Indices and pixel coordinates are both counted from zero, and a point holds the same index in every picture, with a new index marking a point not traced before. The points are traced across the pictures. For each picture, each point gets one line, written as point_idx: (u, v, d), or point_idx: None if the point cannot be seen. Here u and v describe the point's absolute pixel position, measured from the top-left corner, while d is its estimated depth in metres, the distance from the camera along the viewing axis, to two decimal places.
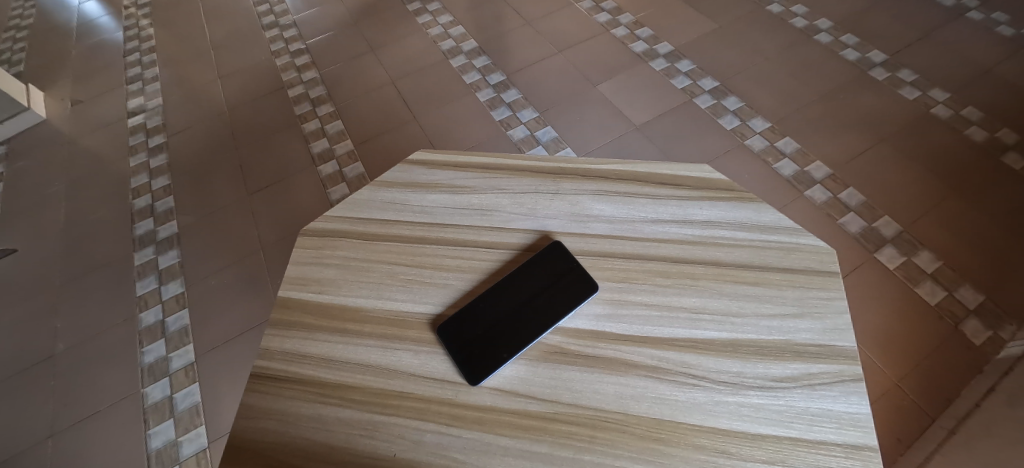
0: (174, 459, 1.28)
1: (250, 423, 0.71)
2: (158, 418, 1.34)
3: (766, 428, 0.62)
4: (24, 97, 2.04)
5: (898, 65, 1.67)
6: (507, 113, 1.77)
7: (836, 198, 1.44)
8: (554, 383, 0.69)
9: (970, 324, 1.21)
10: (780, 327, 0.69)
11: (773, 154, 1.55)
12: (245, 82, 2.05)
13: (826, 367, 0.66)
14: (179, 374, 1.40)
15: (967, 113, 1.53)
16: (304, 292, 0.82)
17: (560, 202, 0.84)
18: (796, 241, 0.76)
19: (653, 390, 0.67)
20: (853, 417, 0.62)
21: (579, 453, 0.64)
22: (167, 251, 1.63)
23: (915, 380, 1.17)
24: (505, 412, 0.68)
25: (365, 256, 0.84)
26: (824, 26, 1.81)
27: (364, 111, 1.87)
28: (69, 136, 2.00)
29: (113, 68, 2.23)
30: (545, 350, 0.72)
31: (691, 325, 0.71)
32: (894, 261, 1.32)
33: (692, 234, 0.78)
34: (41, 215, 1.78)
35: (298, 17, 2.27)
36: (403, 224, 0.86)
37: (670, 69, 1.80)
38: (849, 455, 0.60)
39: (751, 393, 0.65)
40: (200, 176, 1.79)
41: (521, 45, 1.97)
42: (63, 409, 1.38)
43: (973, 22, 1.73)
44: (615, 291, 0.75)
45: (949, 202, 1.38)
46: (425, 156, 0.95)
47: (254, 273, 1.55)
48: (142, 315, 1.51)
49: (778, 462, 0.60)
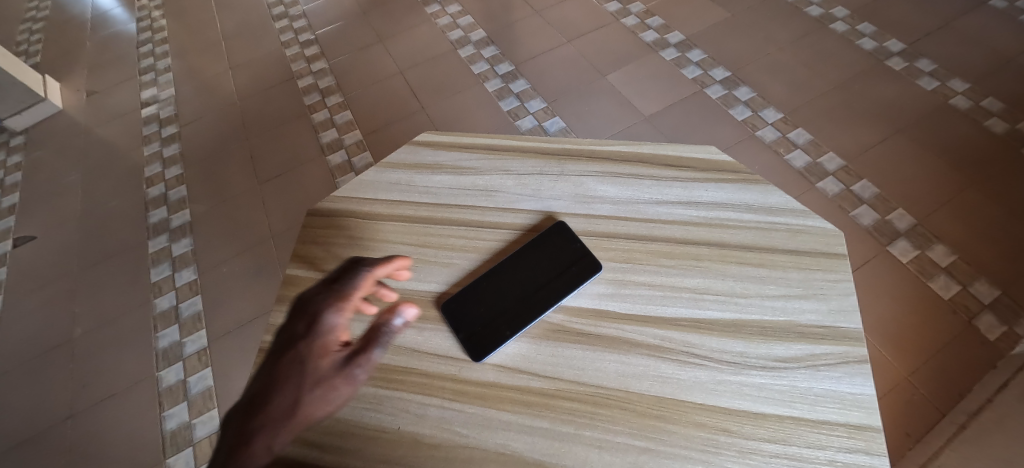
0: (188, 441, 1.30)
1: None
2: (172, 402, 1.36)
3: (768, 407, 0.62)
4: (41, 88, 2.06)
5: (916, 55, 1.64)
6: (516, 103, 1.77)
7: (849, 189, 1.42)
8: (555, 360, 0.69)
9: (985, 318, 1.19)
10: (784, 308, 0.69)
11: (785, 144, 1.54)
12: (257, 71, 2.06)
13: (830, 348, 0.65)
14: (192, 359, 1.42)
15: (987, 103, 1.51)
16: (310, 272, 0.83)
17: (565, 184, 0.84)
18: (803, 222, 0.75)
19: (655, 369, 0.67)
20: (857, 398, 0.62)
21: (580, 429, 0.64)
22: (181, 239, 1.66)
23: (926, 374, 1.16)
24: (507, 388, 0.68)
25: (370, 236, 0.85)
26: (839, 15, 1.79)
27: (374, 100, 1.88)
28: (85, 126, 2.03)
29: (126, 59, 2.26)
30: (547, 328, 0.72)
31: (695, 305, 0.71)
32: (907, 255, 1.30)
33: (696, 215, 0.78)
34: (58, 203, 1.82)
35: (308, 7, 2.28)
36: (408, 204, 0.87)
37: (682, 59, 1.79)
38: (851, 435, 0.60)
39: (753, 373, 0.65)
40: (213, 166, 1.81)
41: (530, 34, 1.96)
42: (82, 391, 1.41)
43: (995, 11, 1.69)
44: (618, 271, 0.75)
45: (967, 195, 1.36)
46: (430, 137, 0.95)
47: (265, 260, 1.57)
48: (157, 300, 1.54)
49: (778, 440, 0.60)
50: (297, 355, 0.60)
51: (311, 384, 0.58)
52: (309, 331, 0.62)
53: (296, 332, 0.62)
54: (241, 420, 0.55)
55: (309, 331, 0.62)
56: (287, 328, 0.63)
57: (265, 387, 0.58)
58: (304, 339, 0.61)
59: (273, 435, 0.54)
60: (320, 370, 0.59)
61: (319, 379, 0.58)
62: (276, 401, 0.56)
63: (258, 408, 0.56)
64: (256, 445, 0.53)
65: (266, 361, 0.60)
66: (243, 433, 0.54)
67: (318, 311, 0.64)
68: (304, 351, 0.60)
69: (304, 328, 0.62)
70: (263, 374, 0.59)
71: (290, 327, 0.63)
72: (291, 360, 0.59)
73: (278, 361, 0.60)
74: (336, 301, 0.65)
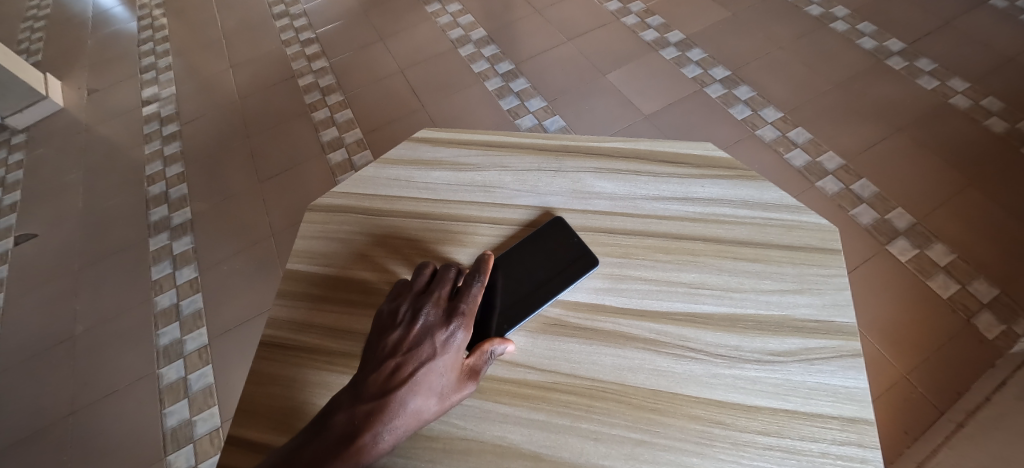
0: (189, 437, 1.31)
1: (257, 388, 0.73)
2: (173, 398, 1.37)
3: (762, 400, 0.63)
4: (42, 86, 2.07)
5: (915, 55, 1.65)
6: (516, 102, 1.78)
7: (848, 189, 1.43)
8: (552, 353, 0.70)
9: (983, 317, 1.20)
10: (779, 302, 0.69)
11: (785, 143, 1.54)
12: (258, 70, 2.07)
13: (824, 342, 0.66)
14: (193, 356, 1.43)
15: (986, 103, 1.51)
16: (311, 266, 0.84)
17: (563, 179, 0.85)
18: (798, 219, 0.76)
19: (650, 363, 0.67)
20: (850, 392, 0.62)
21: (576, 421, 0.65)
22: (181, 238, 1.66)
23: (923, 373, 1.16)
24: (505, 381, 0.69)
25: (369, 231, 0.85)
26: (839, 15, 1.79)
27: (374, 99, 1.89)
28: (86, 125, 2.04)
29: (127, 57, 2.26)
30: (543, 322, 0.73)
31: (690, 299, 0.71)
32: (905, 254, 1.31)
33: (693, 210, 0.79)
34: (60, 201, 1.83)
35: (309, 6, 2.29)
36: (407, 199, 0.88)
37: (682, 58, 1.79)
38: (844, 427, 0.60)
39: (748, 366, 0.65)
40: (213, 164, 1.82)
41: (531, 33, 1.96)
42: (83, 388, 1.42)
43: (996, 10, 1.69)
44: (615, 266, 0.76)
45: (966, 194, 1.37)
46: (429, 134, 0.96)
47: (265, 258, 1.58)
48: (159, 298, 1.55)
49: (772, 433, 0.61)
50: (431, 370, 0.62)
51: (437, 401, 0.62)
52: (446, 349, 0.63)
53: (430, 342, 0.63)
54: (374, 420, 0.58)
55: (444, 348, 0.63)
56: (417, 330, 0.64)
57: (396, 392, 0.59)
58: (440, 355, 0.63)
59: (397, 440, 0.59)
60: (448, 387, 0.63)
61: (442, 395, 0.62)
62: (408, 411, 0.59)
63: (392, 411, 0.58)
64: (382, 445, 0.57)
65: (398, 361, 0.61)
66: (374, 431, 0.57)
67: (454, 327, 0.65)
68: (439, 369, 0.62)
69: (439, 341, 0.63)
70: (395, 376, 0.60)
71: (424, 333, 0.63)
72: (427, 374, 0.61)
73: (413, 368, 0.61)
74: (468, 321, 0.66)
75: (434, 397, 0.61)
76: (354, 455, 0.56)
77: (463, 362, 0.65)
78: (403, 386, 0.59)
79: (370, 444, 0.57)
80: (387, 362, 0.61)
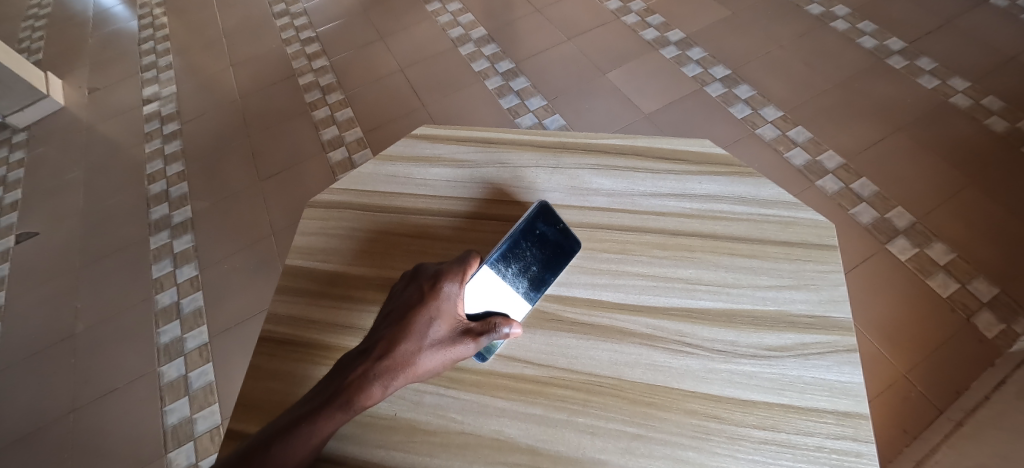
0: (189, 435, 1.32)
1: (256, 383, 0.74)
2: (174, 396, 1.38)
3: (758, 394, 0.63)
4: (43, 85, 2.08)
5: (916, 54, 1.65)
6: (516, 101, 1.78)
7: (848, 188, 1.43)
8: (550, 349, 0.71)
9: (983, 316, 1.20)
10: (775, 298, 0.70)
11: (785, 142, 1.54)
12: (259, 69, 2.07)
13: (819, 337, 0.66)
14: (194, 354, 1.44)
15: (987, 102, 1.51)
16: (311, 262, 0.84)
17: (560, 176, 0.85)
18: (795, 215, 0.76)
19: (647, 358, 0.68)
20: (846, 386, 0.63)
21: (573, 415, 0.65)
22: (182, 236, 1.67)
23: (922, 372, 1.17)
24: (502, 376, 0.69)
25: (368, 227, 0.86)
26: (840, 14, 1.79)
27: (375, 98, 1.89)
28: (87, 123, 2.04)
29: (128, 56, 2.27)
30: (541, 317, 0.73)
31: (686, 295, 0.72)
32: (905, 253, 1.31)
33: (690, 206, 0.79)
34: (61, 199, 1.83)
35: (309, 5, 2.29)
36: (406, 196, 0.88)
37: (682, 57, 1.80)
38: (839, 422, 0.61)
39: (743, 362, 0.66)
40: (214, 162, 1.83)
41: (531, 32, 1.97)
42: (83, 386, 1.42)
43: (997, 10, 1.69)
44: (612, 262, 0.76)
45: (966, 193, 1.37)
46: (428, 130, 0.96)
47: (266, 256, 1.58)
48: (159, 296, 1.55)
49: (768, 427, 0.61)
50: (421, 318, 0.64)
51: (430, 346, 0.63)
52: (434, 298, 0.65)
53: (420, 294, 0.66)
54: (365, 363, 0.61)
55: (433, 298, 0.65)
56: (411, 286, 0.68)
57: (387, 338, 0.63)
58: (428, 304, 0.65)
59: (391, 383, 0.61)
60: (440, 335, 0.64)
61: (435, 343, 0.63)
62: (399, 354, 0.62)
63: (382, 353, 0.62)
64: (375, 386, 0.60)
65: (391, 313, 0.65)
66: (365, 373, 0.60)
67: (444, 279, 0.67)
68: (429, 314, 0.64)
69: (428, 291, 0.66)
70: (388, 325, 0.64)
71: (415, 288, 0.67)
72: (416, 321, 0.64)
73: (404, 316, 0.64)
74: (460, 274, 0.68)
75: (426, 344, 0.63)
76: (349, 393, 0.59)
77: (456, 311, 0.66)
78: (392, 331, 0.63)
79: (362, 384, 0.60)
80: (384, 316, 0.66)
